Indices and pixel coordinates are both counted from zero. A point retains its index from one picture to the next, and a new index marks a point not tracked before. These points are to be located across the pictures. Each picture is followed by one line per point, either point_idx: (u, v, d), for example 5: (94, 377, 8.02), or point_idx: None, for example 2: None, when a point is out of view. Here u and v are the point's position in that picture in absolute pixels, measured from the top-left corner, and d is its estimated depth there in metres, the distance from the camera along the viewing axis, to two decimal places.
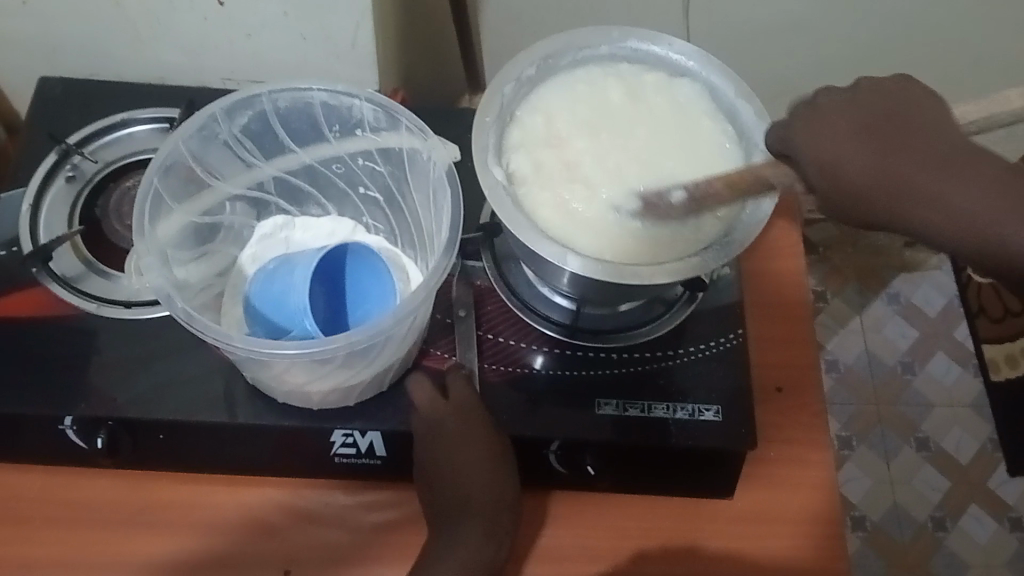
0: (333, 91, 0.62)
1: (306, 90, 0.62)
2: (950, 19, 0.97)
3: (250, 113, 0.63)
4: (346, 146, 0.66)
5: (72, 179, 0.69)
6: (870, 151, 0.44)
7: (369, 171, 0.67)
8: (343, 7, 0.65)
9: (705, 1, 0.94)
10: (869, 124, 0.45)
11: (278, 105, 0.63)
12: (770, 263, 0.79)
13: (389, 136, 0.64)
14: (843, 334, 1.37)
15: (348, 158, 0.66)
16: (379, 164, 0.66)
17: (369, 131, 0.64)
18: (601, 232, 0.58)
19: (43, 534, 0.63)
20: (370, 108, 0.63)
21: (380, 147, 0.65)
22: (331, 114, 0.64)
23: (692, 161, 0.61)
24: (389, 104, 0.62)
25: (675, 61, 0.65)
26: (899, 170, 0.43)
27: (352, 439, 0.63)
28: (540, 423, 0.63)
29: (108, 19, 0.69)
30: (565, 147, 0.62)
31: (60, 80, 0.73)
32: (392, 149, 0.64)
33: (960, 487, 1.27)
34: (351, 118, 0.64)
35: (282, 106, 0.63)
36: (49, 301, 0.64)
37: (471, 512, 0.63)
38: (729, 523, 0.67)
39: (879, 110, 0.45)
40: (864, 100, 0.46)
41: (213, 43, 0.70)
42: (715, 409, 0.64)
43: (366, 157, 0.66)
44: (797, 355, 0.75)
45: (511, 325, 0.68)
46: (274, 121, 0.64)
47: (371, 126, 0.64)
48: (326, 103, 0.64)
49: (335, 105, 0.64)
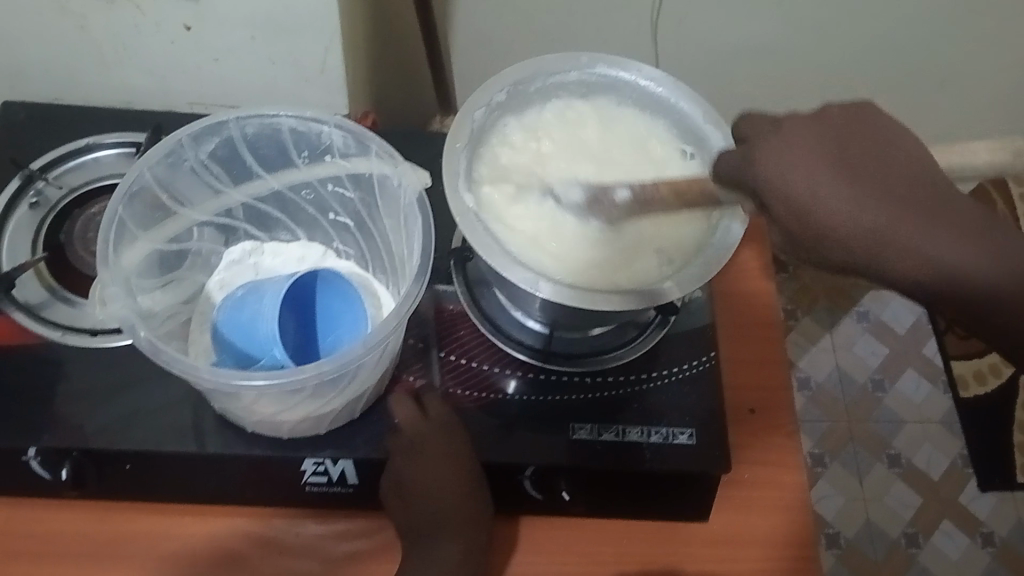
0: (302, 117, 0.62)
1: (275, 117, 0.62)
2: (915, 43, 0.98)
3: (217, 139, 0.62)
4: (315, 172, 0.65)
5: (35, 205, 0.67)
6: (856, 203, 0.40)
7: (339, 196, 0.66)
8: (311, 32, 0.65)
9: (674, 25, 0.94)
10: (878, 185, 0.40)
11: (246, 132, 0.63)
12: (740, 284, 0.80)
13: (359, 161, 0.63)
14: (814, 352, 1.38)
15: (317, 183, 0.66)
16: (349, 190, 0.66)
17: (338, 156, 0.64)
18: (570, 262, 0.58)
19: (4, 570, 0.62)
20: (340, 134, 0.62)
21: (350, 173, 0.65)
22: (300, 140, 0.64)
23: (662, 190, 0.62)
24: (359, 130, 0.61)
25: (644, 86, 0.64)
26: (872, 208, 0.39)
27: (323, 467, 0.62)
28: (514, 449, 0.62)
29: (72, 43, 0.68)
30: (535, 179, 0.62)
31: (25, 105, 0.72)
32: (362, 174, 0.64)
33: (932, 503, 1.28)
34: (321, 144, 0.64)
35: (250, 131, 0.63)
36: (11, 331, 0.63)
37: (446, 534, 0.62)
38: (705, 545, 0.67)
39: (867, 144, 0.41)
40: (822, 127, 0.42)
41: (179, 67, 0.70)
42: (689, 433, 0.64)
43: (336, 183, 0.66)
44: (769, 376, 0.75)
45: (484, 349, 0.67)
46: (243, 147, 0.64)
47: (340, 151, 0.64)
48: (295, 128, 0.63)
49: (304, 131, 0.63)
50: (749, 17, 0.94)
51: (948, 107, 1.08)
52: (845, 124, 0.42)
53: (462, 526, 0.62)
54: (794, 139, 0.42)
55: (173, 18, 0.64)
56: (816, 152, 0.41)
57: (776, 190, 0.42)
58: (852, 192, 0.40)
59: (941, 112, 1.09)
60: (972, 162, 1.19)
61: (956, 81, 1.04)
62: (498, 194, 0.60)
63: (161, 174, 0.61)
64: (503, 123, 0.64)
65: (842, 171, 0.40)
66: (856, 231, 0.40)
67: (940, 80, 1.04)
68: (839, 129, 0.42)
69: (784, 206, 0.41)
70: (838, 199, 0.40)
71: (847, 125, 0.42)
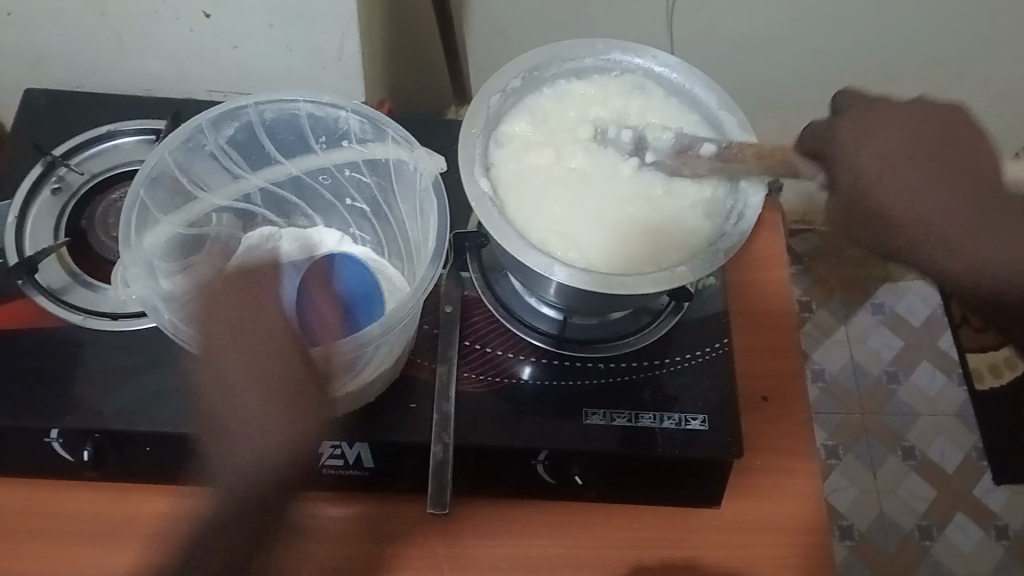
0: (319, 103, 0.63)
1: (294, 103, 0.63)
2: (929, 34, 0.98)
3: (236, 125, 0.63)
4: (332, 158, 0.66)
5: (58, 191, 0.68)
6: (895, 179, 0.45)
7: (356, 182, 0.67)
8: (328, 19, 0.66)
9: (688, 13, 0.95)
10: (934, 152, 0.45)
11: (265, 118, 0.64)
12: (754, 274, 0.80)
13: (375, 147, 0.64)
14: (828, 344, 1.38)
15: (334, 169, 0.67)
16: (366, 175, 0.66)
17: (355, 142, 0.65)
18: (584, 247, 0.59)
19: (24, 548, 0.63)
20: (356, 120, 0.63)
21: (367, 159, 0.65)
22: (318, 126, 0.65)
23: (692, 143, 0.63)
24: (376, 116, 0.62)
25: (659, 72, 0.65)
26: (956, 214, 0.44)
27: (341, 450, 0.63)
28: (527, 432, 0.63)
29: (92, 31, 0.69)
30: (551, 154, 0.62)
31: (46, 92, 0.73)
32: (378, 159, 0.65)
33: (945, 495, 1.28)
34: (338, 130, 0.65)
35: (267, 116, 0.64)
36: (32, 314, 0.64)
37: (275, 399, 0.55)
38: (716, 531, 0.67)
39: (948, 143, 0.46)
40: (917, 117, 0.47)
41: (199, 53, 0.71)
42: (702, 418, 0.64)
43: (353, 169, 0.66)
44: (783, 364, 0.75)
45: (498, 336, 0.68)
46: (261, 133, 0.65)
47: (357, 137, 0.64)
48: (313, 114, 0.64)
49: (321, 117, 0.64)
50: (762, 7, 0.94)
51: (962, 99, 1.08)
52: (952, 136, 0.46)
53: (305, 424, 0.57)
54: (879, 132, 0.46)
55: (192, 6, 0.65)
56: (889, 148, 0.46)
57: (847, 165, 0.46)
58: (942, 212, 0.44)
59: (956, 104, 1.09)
60: None
61: (971, 74, 1.03)
62: (513, 176, 0.61)
63: (183, 159, 0.62)
64: (519, 108, 0.64)
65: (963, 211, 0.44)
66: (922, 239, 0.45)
67: (954, 72, 1.03)
68: (946, 124, 0.46)
69: (852, 180, 0.46)
70: (897, 198, 0.45)
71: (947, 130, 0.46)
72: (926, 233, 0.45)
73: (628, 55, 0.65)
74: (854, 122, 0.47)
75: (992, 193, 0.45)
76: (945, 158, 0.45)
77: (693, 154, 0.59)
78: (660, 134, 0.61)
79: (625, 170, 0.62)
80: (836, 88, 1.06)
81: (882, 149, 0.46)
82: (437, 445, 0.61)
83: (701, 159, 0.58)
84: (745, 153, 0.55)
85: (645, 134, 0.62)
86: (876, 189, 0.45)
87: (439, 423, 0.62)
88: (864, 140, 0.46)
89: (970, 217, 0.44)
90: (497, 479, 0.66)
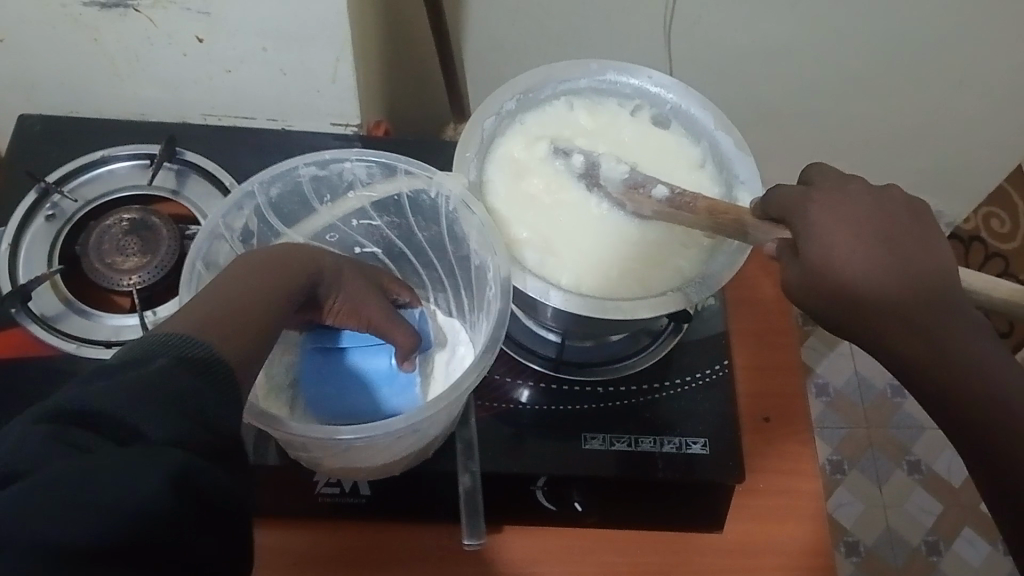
0: (322, 160, 0.62)
1: (297, 169, 0.61)
2: (932, 46, 0.97)
3: (243, 213, 0.60)
4: (337, 211, 0.65)
5: (52, 218, 0.68)
6: (861, 253, 0.45)
7: (365, 228, 0.67)
8: (323, 42, 0.65)
9: (687, 28, 0.94)
10: (897, 236, 0.46)
11: (270, 196, 0.62)
12: (755, 292, 0.79)
13: (384, 188, 0.63)
14: (832, 358, 1.37)
15: (340, 223, 0.66)
16: (376, 220, 0.66)
17: (361, 188, 0.64)
18: (578, 271, 0.59)
19: None
20: (363, 166, 0.63)
21: (375, 203, 0.64)
22: (320, 185, 0.64)
23: (679, 176, 0.62)
24: (388, 157, 0.62)
25: (656, 92, 0.64)
26: (916, 293, 0.44)
27: (336, 478, 0.62)
28: (526, 458, 0.62)
29: (86, 57, 0.68)
30: (545, 178, 0.62)
31: (41, 119, 0.73)
32: (389, 200, 0.64)
33: (953, 509, 1.26)
34: (342, 181, 0.64)
35: (272, 191, 0.62)
36: (28, 343, 0.63)
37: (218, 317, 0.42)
38: (719, 556, 0.66)
39: (911, 230, 0.46)
40: (887, 203, 0.47)
41: (192, 77, 0.70)
42: (703, 442, 0.64)
43: (361, 217, 0.66)
44: (784, 384, 0.74)
45: (496, 359, 0.67)
46: (265, 212, 0.62)
47: (363, 182, 0.64)
48: (315, 174, 0.63)
49: (323, 175, 0.63)
50: (763, 21, 0.93)
51: (965, 111, 1.07)
52: (915, 221, 0.47)
53: (252, 330, 0.43)
54: (848, 208, 0.47)
55: (185, 31, 0.65)
56: (856, 224, 0.46)
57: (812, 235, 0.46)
58: (906, 287, 0.44)
59: (959, 115, 1.08)
60: (989, 167, 1.18)
61: (974, 85, 1.02)
62: (506, 201, 0.61)
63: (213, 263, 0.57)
64: (516, 131, 0.64)
65: (860, 244, 0.45)
66: (885, 309, 0.44)
67: (957, 83, 1.02)
68: (909, 209, 0.47)
69: (816, 249, 0.46)
70: (860, 270, 0.45)
71: (913, 217, 0.47)
72: (894, 307, 0.44)
73: (621, 76, 0.64)
74: (821, 198, 0.48)
75: (948, 283, 0.44)
76: (908, 238, 0.46)
77: (644, 194, 0.59)
78: (614, 166, 0.61)
79: (590, 210, 0.61)
80: (838, 100, 1.05)
81: (850, 224, 0.46)
82: (465, 474, 0.60)
83: (650, 201, 0.58)
84: (700, 206, 0.55)
85: (598, 161, 0.62)
86: (841, 259, 0.45)
87: (463, 451, 0.61)
88: (830, 215, 0.47)
89: (930, 300, 0.44)
90: (496, 506, 0.65)
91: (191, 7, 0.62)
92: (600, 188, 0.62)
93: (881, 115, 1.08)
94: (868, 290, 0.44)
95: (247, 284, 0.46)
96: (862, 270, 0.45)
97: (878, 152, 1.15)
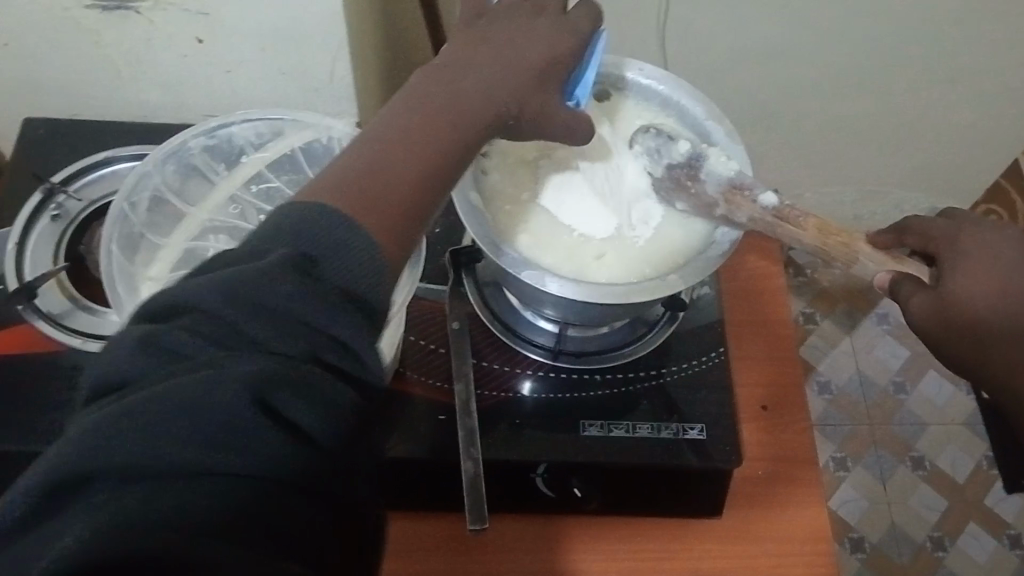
0: (207, 130, 0.65)
1: (187, 144, 0.65)
2: (923, 44, 0.98)
3: (145, 193, 0.64)
4: (237, 179, 0.67)
5: (57, 218, 0.69)
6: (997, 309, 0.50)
7: (266, 194, 0.67)
8: (321, 42, 0.67)
9: (681, 27, 0.95)
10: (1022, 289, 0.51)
11: (167, 176, 0.65)
12: (749, 283, 0.80)
13: (274, 146, 0.66)
14: (834, 356, 1.38)
15: (239, 191, 0.67)
16: (274, 181, 0.67)
17: (254, 153, 0.67)
18: (581, 261, 0.60)
19: None
20: (249, 128, 0.66)
21: (269, 164, 0.67)
22: (214, 154, 0.67)
23: None
24: (263, 113, 0.64)
25: (647, 85, 0.64)
26: None
27: None
28: (525, 447, 0.63)
29: (89, 61, 0.70)
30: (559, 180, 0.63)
31: (45, 122, 0.75)
32: (280, 157, 0.66)
33: (958, 505, 1.26)
34: (234, 149, 0.67)
35: (169, 175, 0.65)
36: (36, 339, 0.64)
37: (399, 192, 0.42)
38: (717, 542, 0.67)
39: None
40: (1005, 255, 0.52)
41: (193, 79, 0.71)
42: (700, 428, 0.64)
43: (258, 182, 0.67)
44: (783, 373, 0.75)
45: (495, 350, 0.68)
46: (170, 194, 0.66)
47: (254, 146, 0.67)
48: (206, 146, 0.66)
49: (215, 146, 0.66)
50: (757, 19, 0.94)
51: (959, 107, 1.08)
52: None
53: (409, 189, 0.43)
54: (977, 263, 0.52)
55: (186, 32, 0.66)
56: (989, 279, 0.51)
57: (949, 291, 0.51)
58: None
59: (953, 111, 1.09)
60: (987, 165, 1.19)
61: (967, 81, 1.04)
62: (503, 196, 0.62)
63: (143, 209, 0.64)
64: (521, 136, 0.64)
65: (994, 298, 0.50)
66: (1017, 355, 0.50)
67: (950, 81, 1.03)
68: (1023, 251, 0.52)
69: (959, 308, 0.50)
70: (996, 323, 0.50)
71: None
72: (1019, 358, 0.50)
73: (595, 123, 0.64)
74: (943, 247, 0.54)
75: None
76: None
77: (749, 198, 0.57)
78: (721, 163, 0.59)
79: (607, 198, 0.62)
80: (833, 98, 1.07)
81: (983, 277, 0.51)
82: (467, 461, 0.60)
83: (755, 207, 0.57)
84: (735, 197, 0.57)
85: (704, 154, 0.60)
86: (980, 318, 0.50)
87: (464, 439, 0.60)
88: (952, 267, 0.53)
89: None
90: (496, 496, 0.66)
91: (190, 8, 0.64)
92: (699, 183, 0.59)
93: (875, 112, 1.09)
94: (977, 312, 0.50)
95: (410, 130, 0.45)
96: (966, 288, 0.51)
97: (873, 150, 1.16)
